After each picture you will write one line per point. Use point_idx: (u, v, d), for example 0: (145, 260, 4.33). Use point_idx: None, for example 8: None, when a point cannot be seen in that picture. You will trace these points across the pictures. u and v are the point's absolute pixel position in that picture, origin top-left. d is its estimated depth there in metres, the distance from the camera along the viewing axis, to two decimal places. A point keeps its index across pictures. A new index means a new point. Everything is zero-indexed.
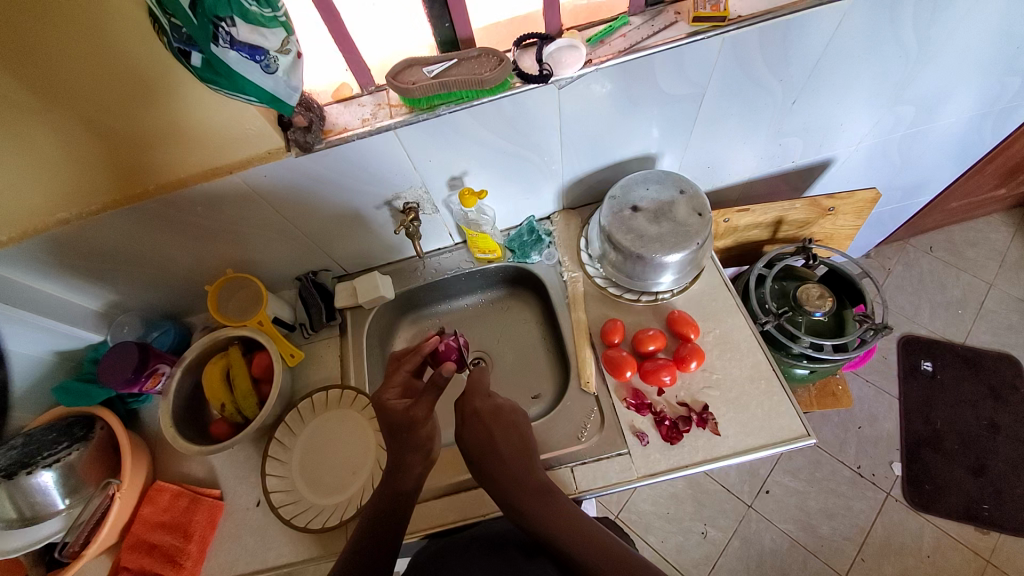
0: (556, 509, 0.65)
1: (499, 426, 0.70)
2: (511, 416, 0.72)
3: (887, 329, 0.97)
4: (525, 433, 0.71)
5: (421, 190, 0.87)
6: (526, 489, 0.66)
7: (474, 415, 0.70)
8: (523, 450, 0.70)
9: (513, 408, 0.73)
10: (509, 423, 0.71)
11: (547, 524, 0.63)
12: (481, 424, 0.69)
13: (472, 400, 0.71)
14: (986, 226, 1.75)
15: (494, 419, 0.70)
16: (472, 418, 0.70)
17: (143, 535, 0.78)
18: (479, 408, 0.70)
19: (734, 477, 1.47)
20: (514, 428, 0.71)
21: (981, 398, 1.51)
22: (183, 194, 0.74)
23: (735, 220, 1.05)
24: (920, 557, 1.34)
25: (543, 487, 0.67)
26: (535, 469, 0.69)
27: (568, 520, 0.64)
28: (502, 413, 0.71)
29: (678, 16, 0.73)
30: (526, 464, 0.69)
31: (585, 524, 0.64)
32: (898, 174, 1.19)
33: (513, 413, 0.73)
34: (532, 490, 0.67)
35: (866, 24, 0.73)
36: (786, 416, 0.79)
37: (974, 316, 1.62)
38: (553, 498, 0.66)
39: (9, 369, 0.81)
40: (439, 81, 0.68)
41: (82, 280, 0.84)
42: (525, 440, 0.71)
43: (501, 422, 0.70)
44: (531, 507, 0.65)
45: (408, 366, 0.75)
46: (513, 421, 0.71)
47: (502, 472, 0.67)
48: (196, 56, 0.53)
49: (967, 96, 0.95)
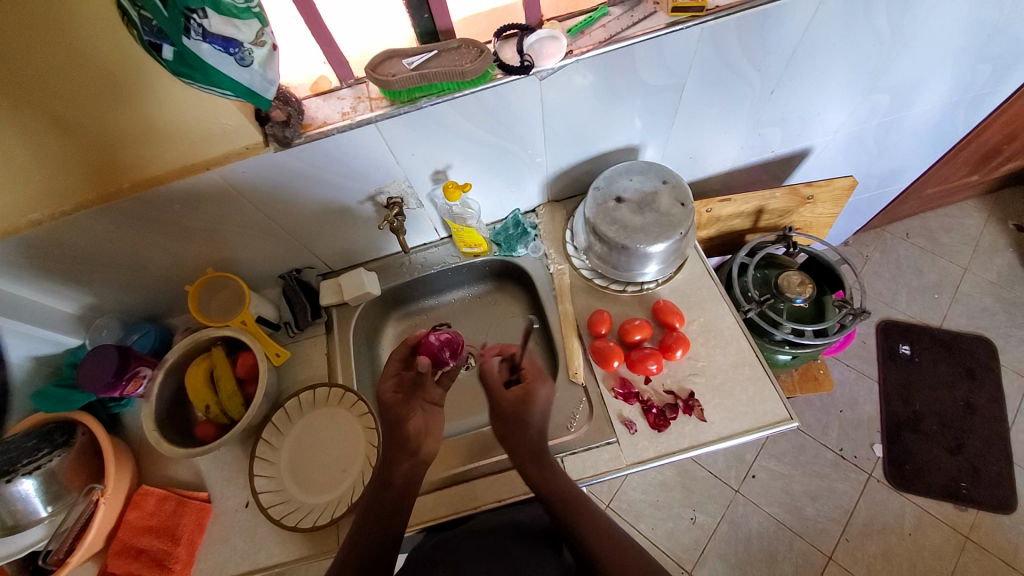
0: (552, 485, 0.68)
1: (518, 414, 0.70)
2: (537, 409, 0.71)
3: (865, 314, 0.99)
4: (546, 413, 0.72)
5: (405, 183, 0.86)
6: (530, 455, 0.69)
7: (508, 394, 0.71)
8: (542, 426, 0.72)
9: (546, 394, 0.72)
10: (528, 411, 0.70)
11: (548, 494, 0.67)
12: (512, 411, 0.70)
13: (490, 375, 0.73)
14: (959, 211, 1.79)
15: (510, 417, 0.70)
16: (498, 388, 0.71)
17: (129, 541, 0.76)
18: (501, 400, 0.71)
19: (721, 463, 1.49)
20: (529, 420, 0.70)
21: (958, 379, 1.56)
22: (159, 192, 0.73)
23: (718, 209, 1.06)
24: (901, 534, 1.38)
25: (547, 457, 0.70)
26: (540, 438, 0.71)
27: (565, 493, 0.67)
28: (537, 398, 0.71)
29: (657, 6, 0.73)
30: (539, 433, 0.71)
31: (580, 500, 0.67)
32: (875, 163, 1.22)
33: (545, 394, 0.71)
34: (533, 455, 0.70)
35: (840, 13, 0.74)
36: (770, 401, 0.80)
37: (950, 300, 1.67)
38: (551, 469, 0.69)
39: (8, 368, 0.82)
40: (419, 73, 0.67)
41: (58, 282, 0.82)
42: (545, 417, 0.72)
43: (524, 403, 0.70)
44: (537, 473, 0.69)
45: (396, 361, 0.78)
46: (533, 411, 0.70)
47: (513, 440, 0.70)
48: (168, 49, 0.52)
49: (940, 84, 0.97)
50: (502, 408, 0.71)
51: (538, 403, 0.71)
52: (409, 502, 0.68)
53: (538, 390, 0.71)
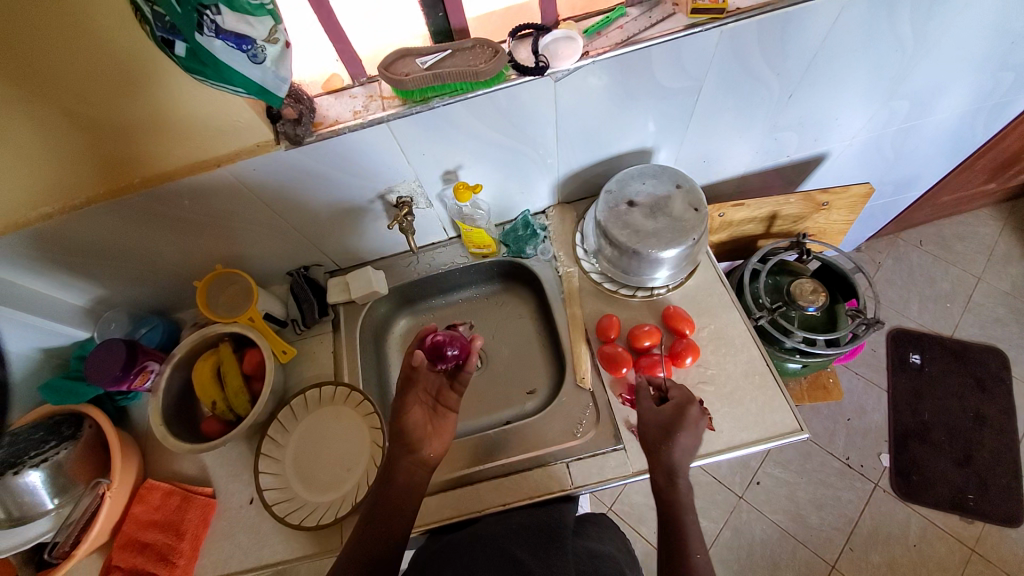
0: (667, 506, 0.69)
1: (666, 431, 0.71)
2: (686, 429, 0.71)
3: (879, 324, 0.97)
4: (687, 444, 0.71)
5: (415, 183, 0.86)
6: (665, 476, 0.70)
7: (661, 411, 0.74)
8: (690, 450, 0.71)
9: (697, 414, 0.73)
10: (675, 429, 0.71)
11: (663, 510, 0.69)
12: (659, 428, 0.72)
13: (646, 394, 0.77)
14: (975, 220, 1.77)
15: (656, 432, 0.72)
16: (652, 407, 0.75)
17: (134, 535, 0.77)
18: (653, 414, 0.74)
19: (725, 469, 1.48)
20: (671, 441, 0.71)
21: (969, 390, 1.54)
22: (170, 188, 0.72)
23: (730, 215, 1.05)
24: (907, 545, 1.36)
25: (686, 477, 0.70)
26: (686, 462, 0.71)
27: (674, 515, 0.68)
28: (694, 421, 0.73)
29: (675, 7, 0.72)
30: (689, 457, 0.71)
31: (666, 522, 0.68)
32: (892, 169, 1.19)
33: (696, 417, 0.72)
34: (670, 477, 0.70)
35: (863, 18, 0.72)
36: (780, 411, 0.79)
37: (963, 309, 1.64)
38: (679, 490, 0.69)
39: (8, 367, 0.80)
40: (432, 73, 0.66)
41: (66, 275, 0.82)
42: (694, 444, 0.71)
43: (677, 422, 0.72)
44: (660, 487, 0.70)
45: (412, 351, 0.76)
46: (680, 432, 0.71)
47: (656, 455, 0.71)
48: (180, 45, 0.51)
49: (962, 91, 0.95)
50: (652, 420, 0.73)
51: (689, 423, 0.72)
52: (414, 504, 0.68)
53: (688, 409, 0.73)
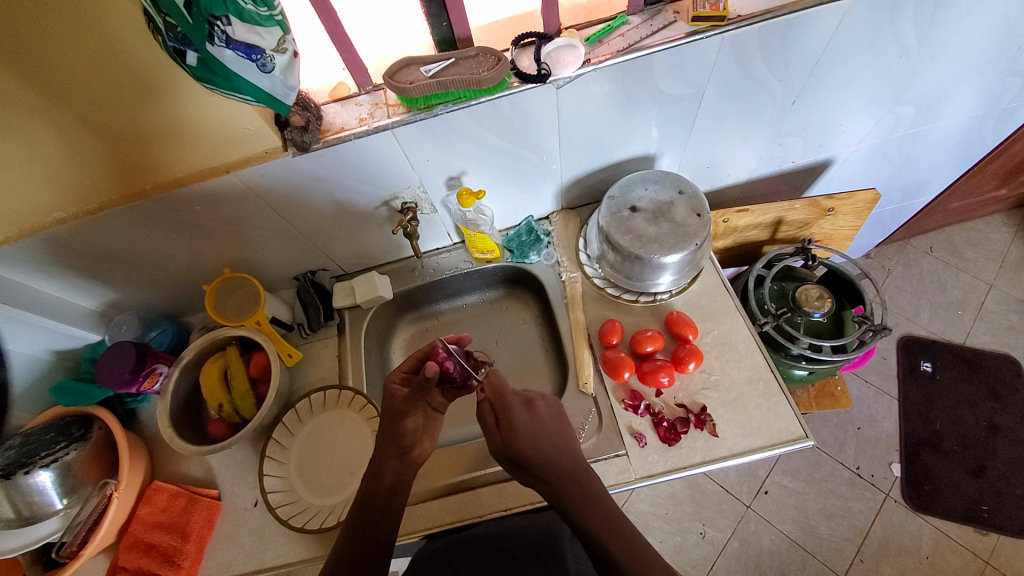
0: (589, 503, 0.61)
1: (531, 450, 0.64)
2: (550, 435, 0.66)
3: (886, 331, 0.96)
4: (551, 446, 0.65)
5: (419, 189, 0.87)
6: (566, 475, 0.63)
7: (498, 430, 0.66)
8: (558, 447, 0.66)
9: (524, 421, 0.66)
10: (530, 447, 0.64)
11: (575, 509, 0.61)
12: (503, 446, 0.65)
13: (483, 416, 0.67)
14: (986, 226, 1.74)
15: (517, 450, 0.64)
16: (489, 429, 0.66)
17: (141, 535, 0.78)
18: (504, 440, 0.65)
19: (732, 478, 1.47)
20: (532, 456, 0.63)
21: (981, 399, 1.51)
22: (181, 194, 0.74)
23: (734, 220, 1.05)
24: (918, 558, 1.34)
25: (585, 473, 0.64)
26: (568, 457, 0.65)
27: (598, 509, 0.61)
28: (538, 416, 0.68)
29: (677, 16, 0.73)
30: (562, 449, 0.65)
31: (633, 537, 0.59)
32: (899, 175, 1.19)
33: (550, 414, 0.69)
34: (572, 476, 0.64)
35: (865, 23, 0.73)
36: (785, 417, 0.79)
37: (974, 317, 1.62)
38: (590, 483, 0.63)
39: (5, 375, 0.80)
40: (437, 81, 0.68)
41: (80, 279, 0.83)
42: (562, 430, 0.67)
43: (515, 439, 0.64)
44: (553, 490, 0.63)
45: (412, 362, 0.74)
46: (534, 443, 0.64)
47: (538, 466, 0.63)
48: (192, 55, 0.53)
49: (968, 96, 0.95)
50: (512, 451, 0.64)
51: (552, 431, 0.66)
52: None
53: (532, 412, 0.67)
